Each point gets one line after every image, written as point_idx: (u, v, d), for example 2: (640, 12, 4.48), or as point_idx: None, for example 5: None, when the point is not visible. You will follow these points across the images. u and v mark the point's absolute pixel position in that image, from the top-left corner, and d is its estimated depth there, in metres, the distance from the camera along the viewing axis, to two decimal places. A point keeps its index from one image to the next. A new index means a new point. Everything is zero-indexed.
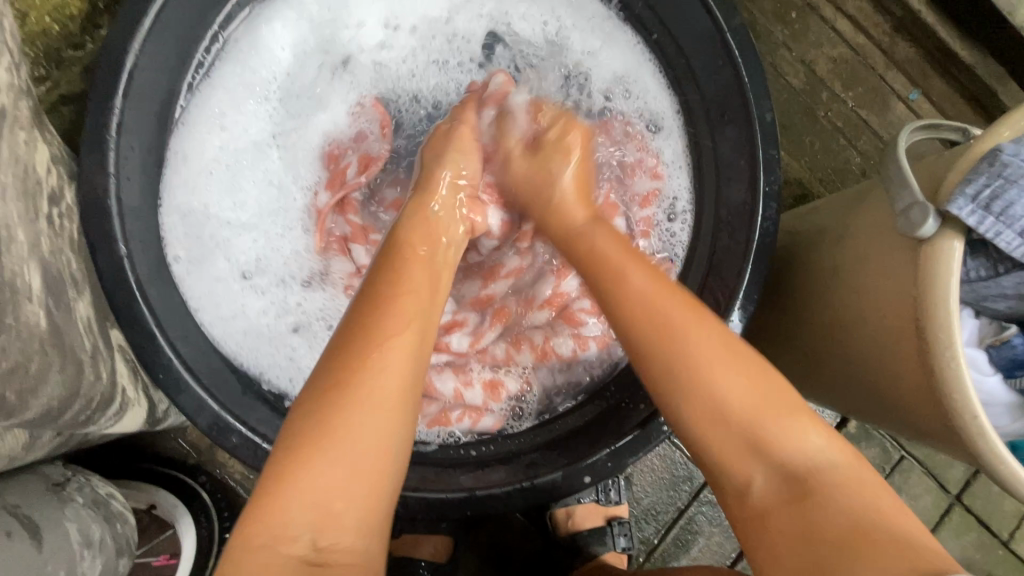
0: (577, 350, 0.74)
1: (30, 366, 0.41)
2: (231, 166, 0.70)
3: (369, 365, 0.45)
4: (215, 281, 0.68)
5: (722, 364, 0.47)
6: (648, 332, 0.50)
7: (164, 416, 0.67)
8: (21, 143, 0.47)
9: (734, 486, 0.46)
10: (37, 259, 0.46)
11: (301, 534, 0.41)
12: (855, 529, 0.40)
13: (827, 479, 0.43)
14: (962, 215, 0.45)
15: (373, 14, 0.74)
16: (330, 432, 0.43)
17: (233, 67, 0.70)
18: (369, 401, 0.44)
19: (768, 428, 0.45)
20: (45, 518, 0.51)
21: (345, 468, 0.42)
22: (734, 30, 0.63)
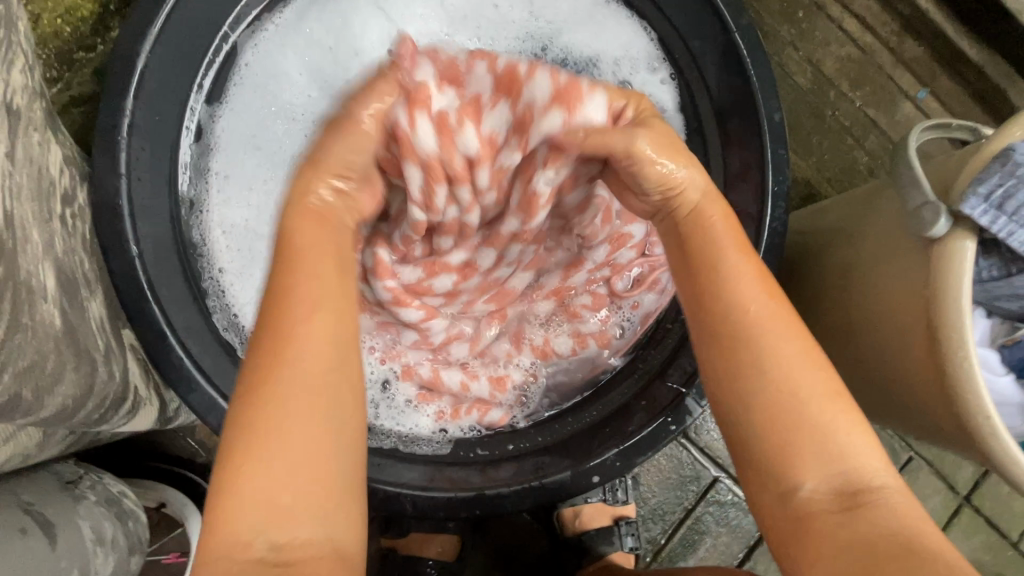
0: (576, 348, 0.73)
1: (47, 364, 0.41)
2: (259, 185, 0.69)
3: (287, 333, 0.39)
4: (255, 293, 0.67)
5: (797, 378, 0.41)
6: (734, 335, 0.42)
7: (175, 416, 0.68)
8: (35, 144, 0.47)
9: (774, 492, 0.41)
10: (51, 258, 0.46)
11: (255, 537, 0.35)
12: (911, 550, 0.36)
13: (884, 497, 0.39)
14: (974, 214, 0.45)
15: (385, 32, 0.72)
16: (256, 417, 0.37)
17: (250, 86, 0.69)
18: (289, 367, 0.38)
19: (824, 444, 0.40)
20: (60, 516, 0.51)
21: (283, 440, 0.37)
22: (741, 31, 0.63)
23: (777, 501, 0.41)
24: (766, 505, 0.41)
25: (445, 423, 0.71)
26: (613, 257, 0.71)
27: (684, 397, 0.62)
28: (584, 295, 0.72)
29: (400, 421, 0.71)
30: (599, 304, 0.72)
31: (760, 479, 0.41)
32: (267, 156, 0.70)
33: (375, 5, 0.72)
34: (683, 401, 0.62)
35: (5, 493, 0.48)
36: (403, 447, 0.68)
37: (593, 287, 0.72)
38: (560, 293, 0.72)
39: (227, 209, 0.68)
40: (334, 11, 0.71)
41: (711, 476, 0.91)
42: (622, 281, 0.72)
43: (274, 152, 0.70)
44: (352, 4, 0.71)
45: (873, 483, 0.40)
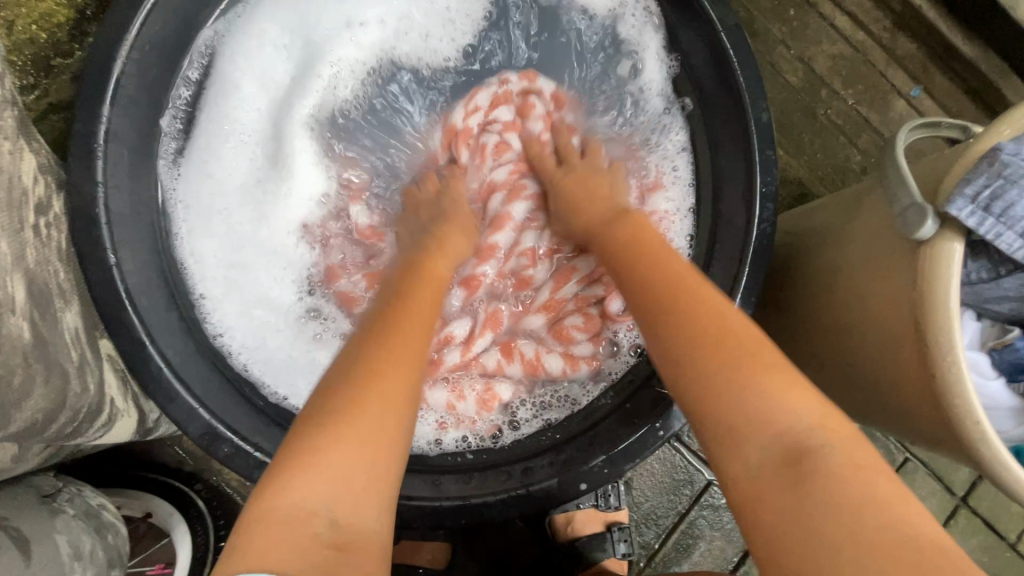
0: (568, 370, 0.71)
1: (13, 379, 0.40)
2: (224, 212, 0.69)
3: (391, 346, 0.48)
4: (235, 319, 0.67)
5: (723, 321, 0.48)
6: (658, 311, 0.50)
7: (156, 425, 0.67)
8: (5, 153, 0.46)
9: (733, 468, 0.42)
10: (22, 270, 0.45)
11: (320, 513, 0.39)
12: (852, 507, 0.37)
13: (827, 459, 0.39)
14: (960, 216, 0.44)
15: (340, 30, 0.71)
16: (351, 405, 0.44)
17: (203, 109, 0.68)
18: (387, 368, 0.46)
19: (754, 398, 0.43)
20: (35, 530, 0.51)
21: (371, 431, 0.43)
22: (729, 30, 0.62)
23: (731, 470, 0.42)
24: (730, 481, 0.42)
25: (444, 431, 0.70)
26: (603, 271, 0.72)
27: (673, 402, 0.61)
28: (576, 316, 0.72)
29: None
30: (591, 328, 0.72)
31: (711, 451, 0.44)
32: (221, 183, 0.69)
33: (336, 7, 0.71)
34: (672, 406, 0.61)
35: None
36: None
37: (585, 309, 0.73)
38: (552, 311, 0.73)
39: (192, 236, 0.67)
40: (286, 16, 0.70)
41: (705, 480, 0.90)
42: (617, 303, 0.71)
43: (232, 177, 0.70)
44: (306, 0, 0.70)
45: (809, 439, 0.41)
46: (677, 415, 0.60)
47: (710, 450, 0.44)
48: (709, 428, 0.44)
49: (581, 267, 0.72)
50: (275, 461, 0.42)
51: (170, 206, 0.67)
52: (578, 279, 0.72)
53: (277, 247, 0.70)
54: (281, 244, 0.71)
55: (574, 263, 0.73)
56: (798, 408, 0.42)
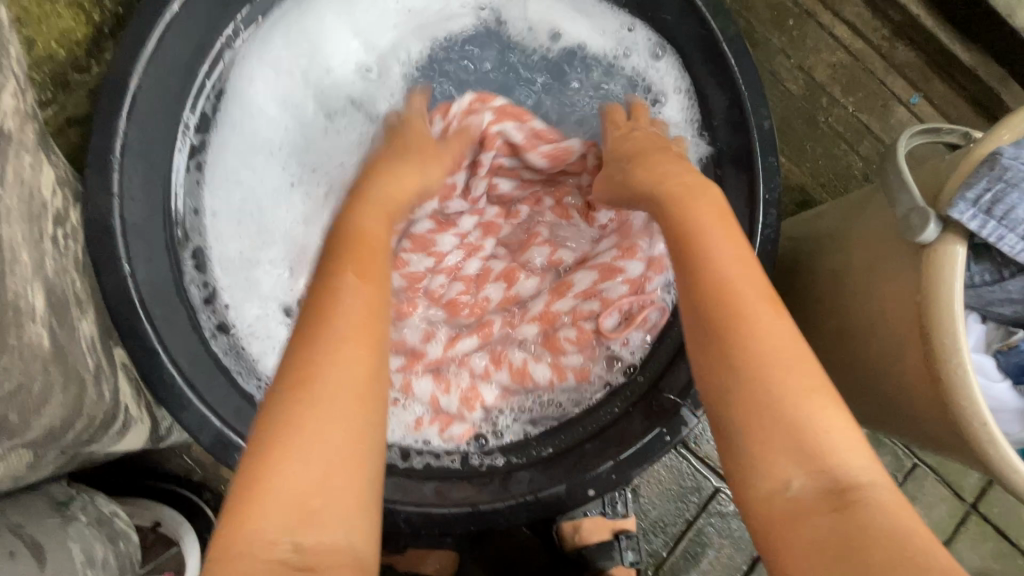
0: (555, 380, 0.72)
1: (33, 386, 0.41)
2: (255, 214, 0.74)
3: (327, 343, 0.42)
4: (263, 312, 0.72)
5: (793, 348, 0.40)
6: (719, 321, 0.42)
7: (167, 433, 0.68)
8: (27, 166, 0.48)
9: (765, 488, 0.38)
10: (41, 279, 0.46)
11: (280, 537, 0.36)
12: (901, 547, 0.33)
13: (874, 491, 0.36)
14: (963, 219, 0.45)
15: (349, 56, 0.77)
16: (289, 419, 0.39)
17: (231, 126, 0.72)
18: (325, 373, 0.41)
19: (813, 424, 0.38)
20: (50, 537, 0.51)
21: (317, 444, 0.39)
22: (730, 40, 0.63)
23: (766, 500, 0.38)
24: (753, 501, 0.38)
25: (425, 433, 0.71)
26: (600, 287, 0.73)
27: (680, 408, 0.61)
28: (570, 328, 0.73)
29: (395, 428, 0.70)
30: (584, 339, 0.72)
31: (743, 474, 0.39)
32: (249, 191, 0.73)
33: (345, 28, 0.76)
34: (679, 412, 0.61)
35: None
36: (396, 460, 0.68)
37: (581, 322, 0.73)
38: (546, 321, 0.73)
39: (221, 242, 0.71)
40: (298, 40, 0.74)
41: (712, 486, 0.90)
42: (610, 319, 0.72)
43: (256, 186, 0.74)
44: (315, 29, 0.75)
45: (857, 478, 0.36)
46: (684, 420, 0.60)
47: (741, 474, 0.39)
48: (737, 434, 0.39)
49: (579, 283, 0.73)
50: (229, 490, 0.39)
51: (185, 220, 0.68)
52: (574, 292, 0.73)
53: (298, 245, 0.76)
54: (304, 241, 0.76)
55: (570, 279, 0.74)
56: (850, 448, 0.38)
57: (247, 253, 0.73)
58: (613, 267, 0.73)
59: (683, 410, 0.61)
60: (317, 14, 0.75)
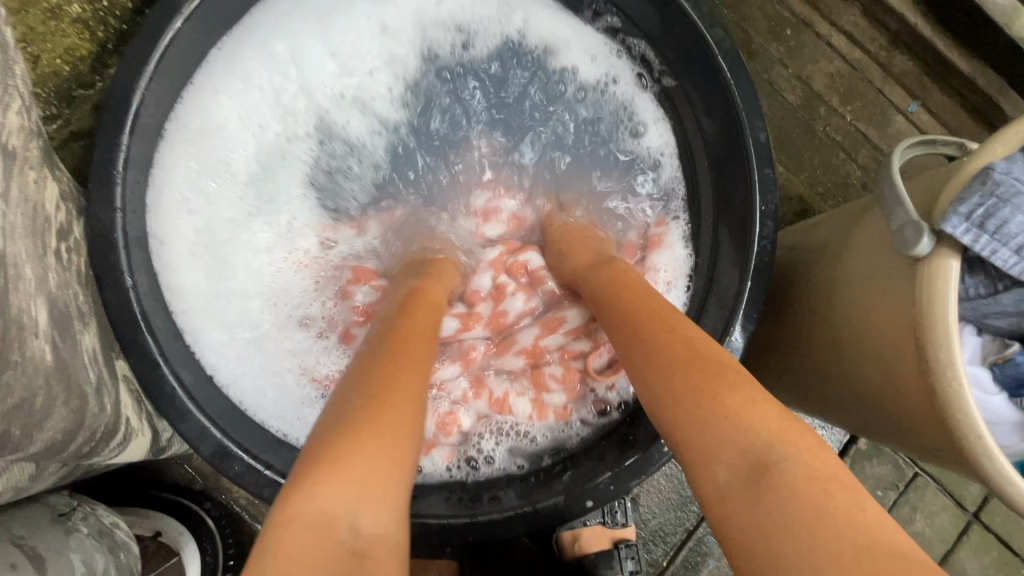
0: (534, 415, 0.70)
1: (36, 401, 0.42)
2: (210, 243, 0.69)
3: (409, 361, 0.48)
4: (220, 348, 0.67)
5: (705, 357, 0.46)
6: (643, 347, 0.50)
7: (168, 444, 0.68)
8: (31, 182, 0.48)
9: (704, 481, 0.41)
10: (44, 294, 0.47)
11: (342, 519, 0.37)
12: (824, 524, 0.35)
13: (788, 469, 0.38)
14: (956, 233, 0.45)
15: (322, 75, 0.73)
16: (380, 408, 0.42)
17: (187, 144, 0.67)
18: (410, 382, 0.46)
19: (728, 423, 0.41)
20: (51, 549, 0.52)
21: (399, 437, 0.42)
22: (725, 53, 0.64)
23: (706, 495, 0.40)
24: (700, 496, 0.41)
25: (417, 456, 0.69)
26: (588, 326, 0.72)
27: None
28: (555, 365, 0.72)
29: None
30: (569, 380, 0.71)
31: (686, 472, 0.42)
32: (205, 218, 0.69)
33: (318, 41, 0.72)
34: None
35: None
36: None
37: (568, 361, 0.72)
38: (532, 355, 0.73)
39: (178, 272, 0.66)
40: (269, 54, 0.70)
41: None
42: (598, 360, 0.71)
43: (212, 210, 0.69)
44: (288, 45, 0.71)
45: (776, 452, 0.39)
46: None
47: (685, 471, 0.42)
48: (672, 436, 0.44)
49: (568, 318, 0.72)
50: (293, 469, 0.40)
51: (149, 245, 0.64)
52: (564, 329, 0.72)
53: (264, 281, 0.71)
54: (269, 278, 0.72)
55: (560, 315, 0.73)
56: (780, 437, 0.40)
57: (205, 285, 0.68)
58: None
59: None
60: (289, 27, 0.70)
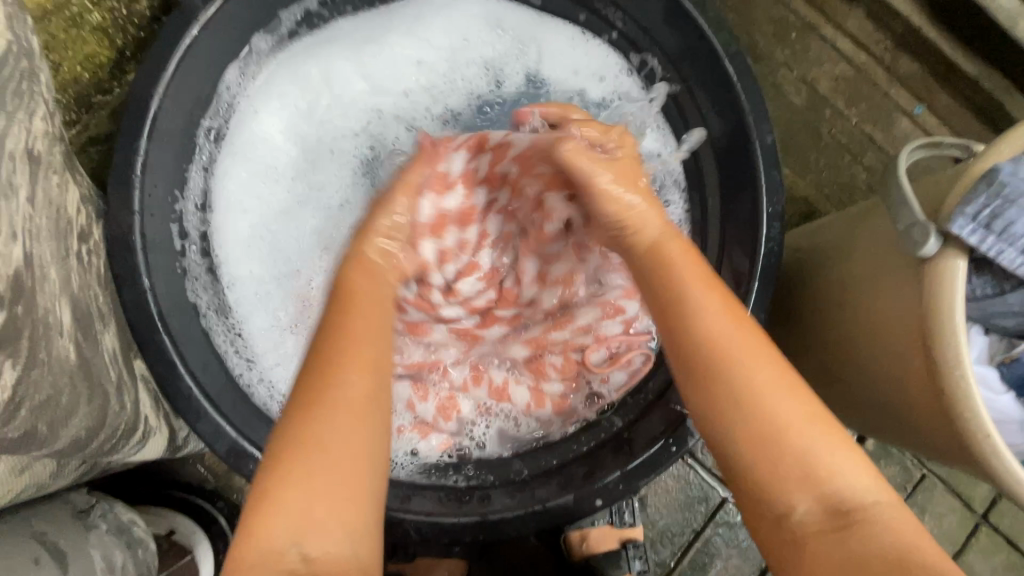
0: (532, 405, 0.73)
1: (61, 398, 0.43)
2: (264, 239, 0.73)
3: (340, 370, 0.45)
4: (269, 337, 0.71)
5: (757, 370, 0.45)
6: (703, 356, 0.46)
7: (184, 443, 0.69)
8: (54, 186, 0.50)
9: (775, 512, 0.43)
10: (68, 294, 0.48)
11: (288, 550, 0.40)
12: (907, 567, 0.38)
13: (876, 512, 0.41)
14: (962, 234, 0.46)
15: (358, 87, 0.76)
16: (307, 434, 0.43)
17: (236, 157, 0.72)
18: (338, 393, 0.45)
19: (799, 458, 0.43)
20: (72, 544, 0.53)
21: (332, 459, 0.42)
22: (732, 56, 0.64)
23: (773, 524, 0.43)
24: (760, 523, 0.44)
25: (419, 444, 0.71)
26: (597, 325, 0.73)
27: (686, 419, 0.62)
28: (556, 356, 0.73)
29: (401, 440, 0.71)
30: (569, 372, 0.73)
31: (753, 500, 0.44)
32: (257, 219, 0.73)
33: (352, 65, 0.75)
34: (685, 423, 0.61)
35: (20, 523, 0.50)
36: (405, 471, 0.69)
37: (569, 353, 0.73)
38: (536, 344, 0.74)
39: (233, 271, 0.71)
40: (304, 76, 0.74)
41: (719, 497, 0.90)
42: (597, 355, 0.72)
43: (266, 212, 0.74)
44: (323, 62, 0.74)
45: (863, 500, 0.42)
46: (690, 431, 0.61)
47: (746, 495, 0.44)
48: (734, 457, 0.44)
49: (579, 320, 0.73)
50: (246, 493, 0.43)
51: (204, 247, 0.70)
52: (572, 327, 0.73)
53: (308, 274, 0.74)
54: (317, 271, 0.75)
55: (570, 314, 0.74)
56: (859, 481, 0.42)
57: (262, 280, 0.73)
58: (615, 307, 0.73)
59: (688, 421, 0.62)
60: (326, 54, 0.74)
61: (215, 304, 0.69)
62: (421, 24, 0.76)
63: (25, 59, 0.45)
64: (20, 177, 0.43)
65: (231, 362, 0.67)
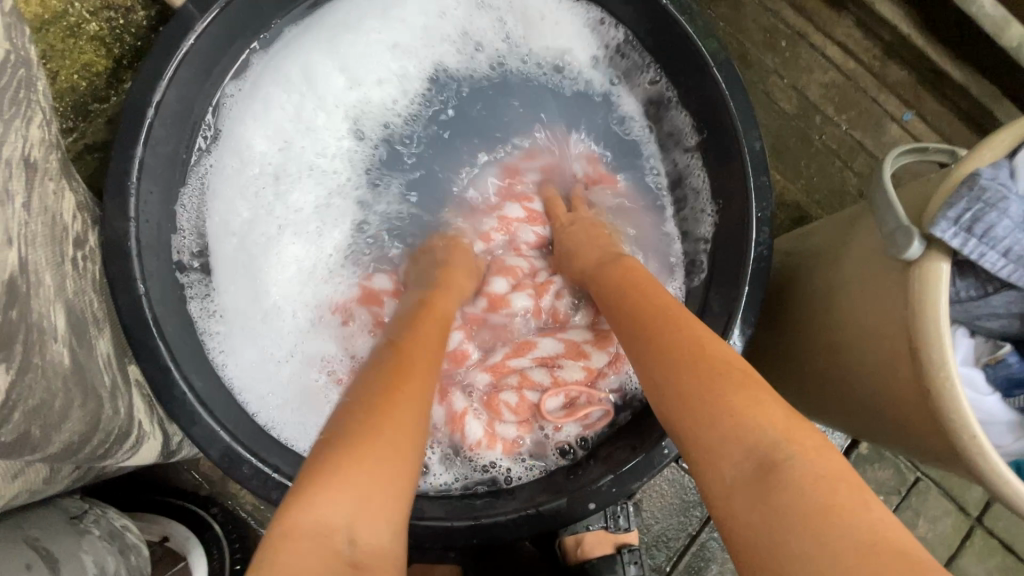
0: (484, 440, 0.71)
1: (54, 402, 0.43)
2: (253, 264, 0.73)
3: (407, 375, 0.49)
4: (255, 364, 0.70)
5: (710, 349, 0.48)
6: (644, 341, 0.52)
7: (178, 448, 0.69)
8: (50, 193, 0.50)
9: (712, 476, 0.43)
10: (62, 299, 0.49)
11: (341, 531, 0.39)
12: (828, 515, 0.38)
13: (791, 469, 0.40)
14: (945, 237, 0.46)
15: (342, 89, 0.76)
16: (377, 423, 0.44)
17: (223, 178, 0.72)
18: (411, 392, 0.48)
19: (730, 414, 0.44)
20: (64, 550, 0.52)
21: (394, 448, 0.44)
22: (720, 65, 0.65)
23: (717, 486, 0.43)
24: (704, 487, 0.43)
25: None
26: (556, 362, 0.74)
27: None
28: (512, 394, 0.73)
29: None
30: (525, 415, 0.72)
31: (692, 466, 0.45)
32: (244, 237, 0.73)
33: (339, 78, 0.75)
34: None
35: (12, 529, 0.50)
36: None
37: (523, 391, 0.73)
38: (498, 371, 0.74)
39: (223, 296, 0.70)
40: (290, 81, 0.74)
41: None
42: (553, 402, 0.72)
43: (252, 232, 0.73)
44: (308, 65, 0.74)
45: (780, 450, 0.41)
46: None
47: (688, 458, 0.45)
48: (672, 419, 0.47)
49: (540, 348, 0.75)
50: (293, 481, 0.42)
51: (194, 270, 0.70)
52: (533, 355, 0.75)
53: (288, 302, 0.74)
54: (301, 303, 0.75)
55: (534, 342, 0.76)
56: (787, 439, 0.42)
57: (253, 306, 0.72)
58: (578, 350, 0.74)
59: None
60: (303, 53, 0.74)
61: (207, 319, 0.69)
62: (394, 5, 0.75)
63: (22, 67, 0.46)
64: (16, 184, 0.44)
65: (228, 380, 0.68)
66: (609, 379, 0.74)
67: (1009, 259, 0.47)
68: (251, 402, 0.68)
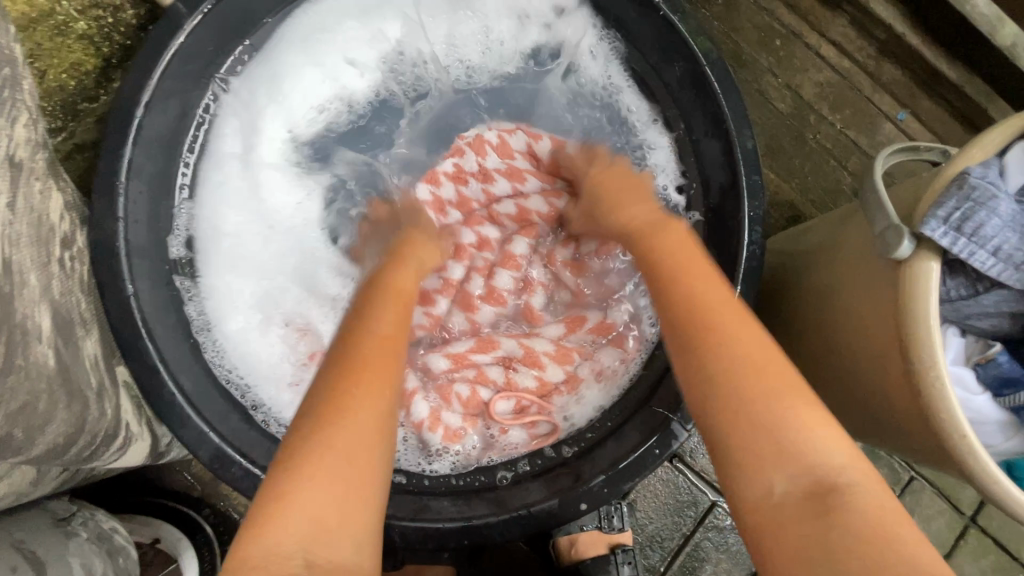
0: (426, 421, 0.72)
1: (39, 404, 0.43)
2: (240, 257, 0.72)
3: (356, 386, 0.48)
4: (234, 346, 0.69)
5: (754, 354, 0.48)
6: (693, 329, 0.50)
7: (167, 450, 0.69)
8: (36, 192, 0.50)
9: (753, 494, 0.43)
10: (48, 300, 0.48)
11: (295, 551, 0.40)
12: (889, 547, 0.38)
13: (857, 496, 0.41)
14: (935, 236, 0.46)
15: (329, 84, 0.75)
16: (319, 442, 0.44)
17: (214, 173, 0.71)
18: (355, 405, 0.47)
19: (785, 430, 0.44)
20: (50, 553, 0.52)
21: (341, 465, 0.44)
22: (712, 64, 0.65)
23: (755, 503, 0.43)
24: (744, 503, 0.43)
25: None
26: (513, 370, 0.75)
27: (670, 422, 0.62)
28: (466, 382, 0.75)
29: None
30: (475, 406, 0.74)
31: (737, 482, 0.44)
32: (236, 234, 0.72)
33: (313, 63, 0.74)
34: (669, 426, 0.61)
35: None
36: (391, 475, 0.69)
37: (476, 385, 0.75)
38: (460, 361, 0.76)
39: (213, 288, 0.70)
40: (278, 80, 0.74)
41: (708, 501, 0.90)
42: (502, 406, 0.73)
43: (242, 228, 0.73)
44: (295, 60, 0.73)
45: (842, 477, 0.42)
46: (674, 434, 0.61)
47: (731, 474, 0.44)
48: (717, 436, 0.46)
49: (504, 347, 0.76)
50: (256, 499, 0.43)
51: (185, 264, 0.69)
52: (494, 353, 0.76)
53: (263, 293, 0.73)
54: (274, 297, 0.74)
55: (495, 341, 0.77)
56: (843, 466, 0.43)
57: (240, 298, 0.71)
58: (536, 360, 0.75)
59: (673, 424, 0.61)
60: (286, 43, 0.73)
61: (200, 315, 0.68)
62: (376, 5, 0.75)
63: (7, 66, 0.46)
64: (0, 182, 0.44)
65: (218, 369, 0.67)
66: (562, 399, 0.73)
67: (999, 258, 0.47)
68: (240, 393, 0.67)
